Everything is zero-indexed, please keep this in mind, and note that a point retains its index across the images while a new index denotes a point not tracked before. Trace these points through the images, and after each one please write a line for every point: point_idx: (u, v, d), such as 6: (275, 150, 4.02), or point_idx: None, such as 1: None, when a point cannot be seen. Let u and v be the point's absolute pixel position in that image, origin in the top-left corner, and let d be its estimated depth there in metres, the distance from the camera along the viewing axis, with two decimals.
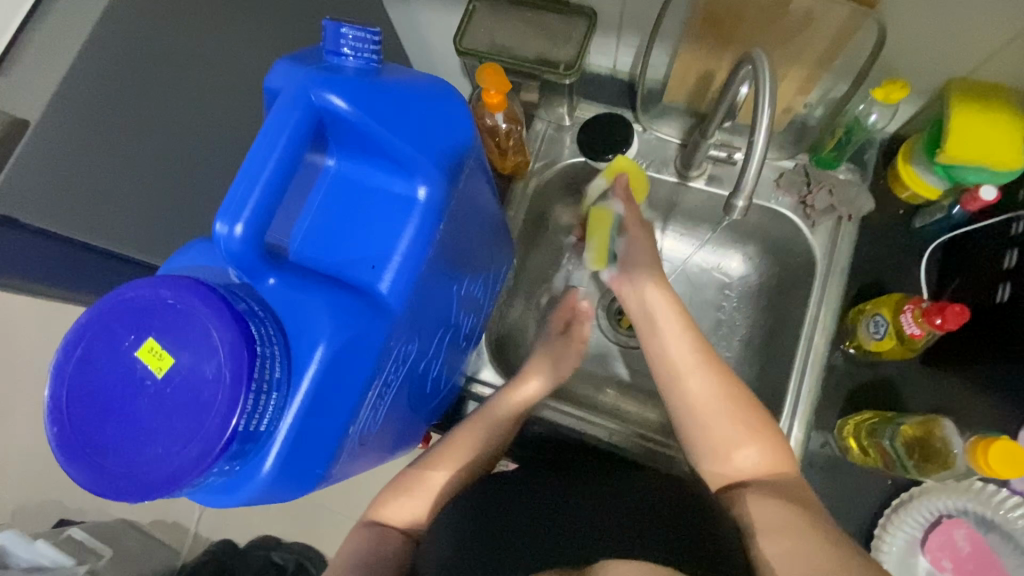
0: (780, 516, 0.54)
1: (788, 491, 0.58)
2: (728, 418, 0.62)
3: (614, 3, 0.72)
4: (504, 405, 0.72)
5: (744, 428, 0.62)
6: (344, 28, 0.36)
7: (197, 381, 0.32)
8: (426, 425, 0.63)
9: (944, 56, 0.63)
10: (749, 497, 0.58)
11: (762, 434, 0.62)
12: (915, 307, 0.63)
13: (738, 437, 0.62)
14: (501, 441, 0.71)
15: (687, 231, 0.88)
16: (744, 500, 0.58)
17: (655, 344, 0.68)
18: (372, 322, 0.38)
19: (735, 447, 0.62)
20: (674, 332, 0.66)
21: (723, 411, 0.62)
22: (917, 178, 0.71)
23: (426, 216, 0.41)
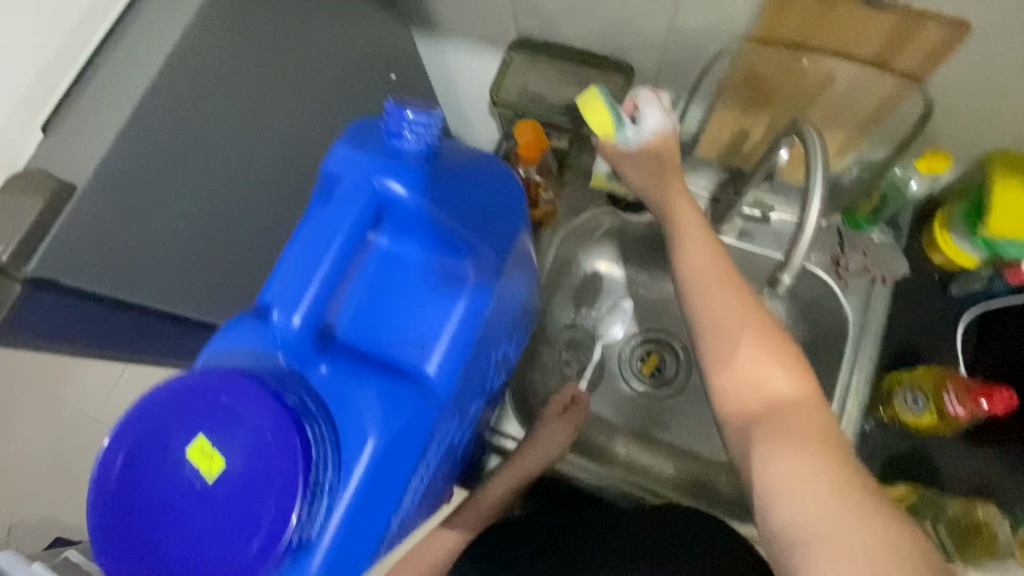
0: (797, 470, 0.44)
1: (811, 433, 0.46)
2: (751, 343, 0.51)
3: (653, 60, 0.72)
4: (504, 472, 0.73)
5: (768, 354, 0.50)
6: (407, 112, 0.36)
7: (249, 486, 0.30)
8: (453, 483, 0.62)
9: (987, 129, 0.62)
10: (765, 443, 0.47)
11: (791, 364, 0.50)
12: (959, 386, 0.63)
13: (759, 364, 0.50)
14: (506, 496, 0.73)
15: None
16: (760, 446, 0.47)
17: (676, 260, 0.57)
18: (421, 412, 0.37)
19: (759, 376, 0.50)
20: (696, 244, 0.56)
21: (746, 333, 0.51)
22: (955, 247, 0.70)
23: (477, 299, 0.40)
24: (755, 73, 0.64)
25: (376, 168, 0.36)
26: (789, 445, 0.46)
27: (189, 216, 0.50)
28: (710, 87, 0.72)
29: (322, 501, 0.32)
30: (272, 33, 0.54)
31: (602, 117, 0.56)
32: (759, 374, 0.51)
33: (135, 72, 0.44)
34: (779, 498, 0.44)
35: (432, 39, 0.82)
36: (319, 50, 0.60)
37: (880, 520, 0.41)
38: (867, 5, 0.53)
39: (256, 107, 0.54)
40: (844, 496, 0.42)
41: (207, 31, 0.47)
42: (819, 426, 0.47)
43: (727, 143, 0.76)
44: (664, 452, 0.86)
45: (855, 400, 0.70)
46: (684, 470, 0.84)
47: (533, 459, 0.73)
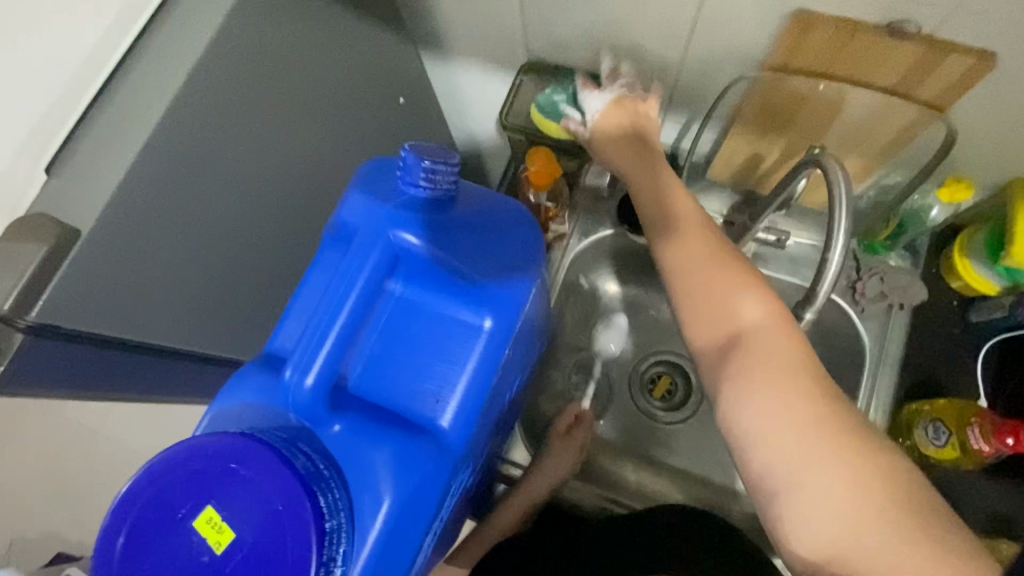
0: (775, 408, 0.46)
1: (784, 366, 0.47)
2: (721, 279, 0.53)
3: (665, 84, 0.70)
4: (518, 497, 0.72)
5: (732, 283, 0.53)
6: (424, 159, 0.35)
7: (259, 560, 0.29)
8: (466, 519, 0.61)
9: (1011, 157, 0.61)
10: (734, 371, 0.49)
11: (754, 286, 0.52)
12: (983, 423, 0.62)
13: (728, 295, 0.52)
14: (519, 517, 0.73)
15: None
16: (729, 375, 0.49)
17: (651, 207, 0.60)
18: (437, 471, 0.35)
19: (731, 306, 0.52)
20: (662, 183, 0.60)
21: (717, 272, 0.54)
22: (973, 273, 0.69)
23: (493, 350, 0.38)
24: (771, 100, 0.63)
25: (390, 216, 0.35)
26: (771, 385, 0.47)
27: (193, 252, 0.49)
28: (724, 112, 0.71)
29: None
30: (281, 63, 0.52)
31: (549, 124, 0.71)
32: (728, 308, 0.52)
33: (141, 112, 0.43)
34: (757, 432, 0.46)
35: (440, 59, 0.81)
36: (327, 76, 0.59)
37: (852, 448, 0.43)
38: (891, 36, 0.52)
39: (263, 138, 0.53)
40: (822, 432, 0.44)
41: (217, 67, 0.46)
42: (791, 354, 0.48)
43: (740, 167, 0.75)
44: (675, 478, 0.84)
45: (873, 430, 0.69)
46: (694, 497, 0.82)
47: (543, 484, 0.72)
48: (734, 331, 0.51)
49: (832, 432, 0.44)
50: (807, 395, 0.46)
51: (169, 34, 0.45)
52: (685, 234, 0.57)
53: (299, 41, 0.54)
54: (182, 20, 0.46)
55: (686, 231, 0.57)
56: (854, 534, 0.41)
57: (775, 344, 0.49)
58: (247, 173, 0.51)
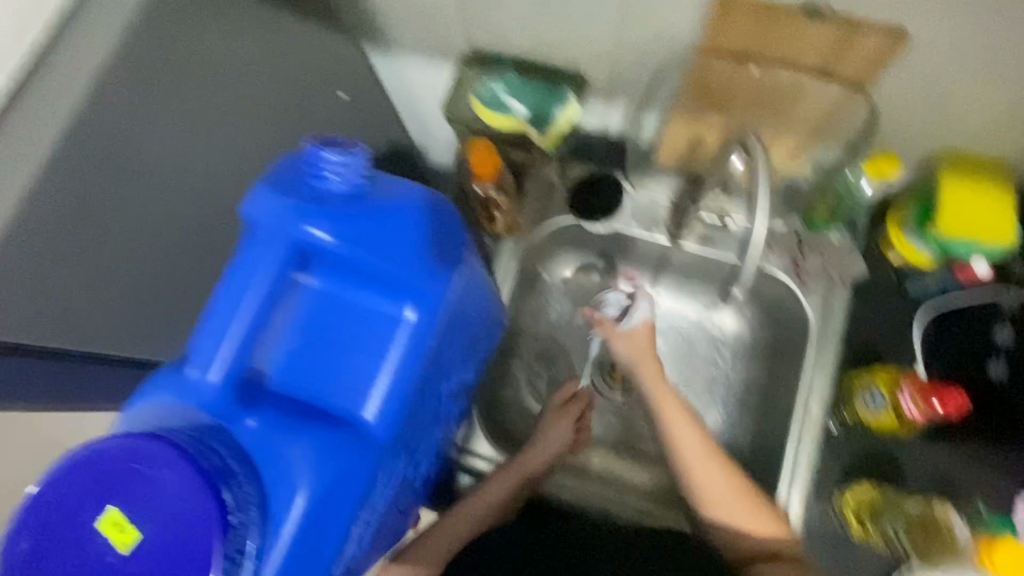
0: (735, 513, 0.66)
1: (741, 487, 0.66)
2: (683, 419, 0.69)
3: (604, 70, 0.71)
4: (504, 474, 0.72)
5: (692, 425, 0.69)
6: (325, 152, 0.35)
7: (165, 558, 0.29)
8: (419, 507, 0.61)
9: (936, 132, 0.63)
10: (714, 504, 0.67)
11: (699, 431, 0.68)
12: (913, 388, 0.64)
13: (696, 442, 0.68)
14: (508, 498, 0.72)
15: (680, 288, 0.87)
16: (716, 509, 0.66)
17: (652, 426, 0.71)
18: (358, 460, 0.36)
19: (697, 453, 0.67)
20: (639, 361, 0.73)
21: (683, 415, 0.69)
22: (907, 245, 0.71)
23: (415, 340, 0.38)
24: (706, 83, 0.64)
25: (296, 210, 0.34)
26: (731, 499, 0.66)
27: (123, 258, 0.48)
28: (663, 96, 0.71)
29: (245, 569, 0.31)
30: (209, 61, 0.51)
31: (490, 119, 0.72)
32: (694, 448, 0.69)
33: (48, 117, 0.42)
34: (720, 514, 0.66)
35: (385, 54, 0.81)
36: (261, 73, 0.58)
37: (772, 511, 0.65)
38: (811, 18, 0.53)
39: (194, 140, 0.52)
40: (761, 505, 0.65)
41: (130, 68, 0.45)
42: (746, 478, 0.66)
43: (684, 151, 0.76)
44: (635, 460, 0.85)
45: (818, 400, 0.72)
46: (657, 475, 0.84)
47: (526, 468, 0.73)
48: (716, 485, 0.66)
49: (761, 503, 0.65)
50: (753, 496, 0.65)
51: (80, 35, 0.45)
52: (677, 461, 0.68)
53: (227, 37, 0.53)
54: (93, 21, 0.45)
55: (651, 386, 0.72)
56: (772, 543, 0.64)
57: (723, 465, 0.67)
58: (177, 175, 0.51)
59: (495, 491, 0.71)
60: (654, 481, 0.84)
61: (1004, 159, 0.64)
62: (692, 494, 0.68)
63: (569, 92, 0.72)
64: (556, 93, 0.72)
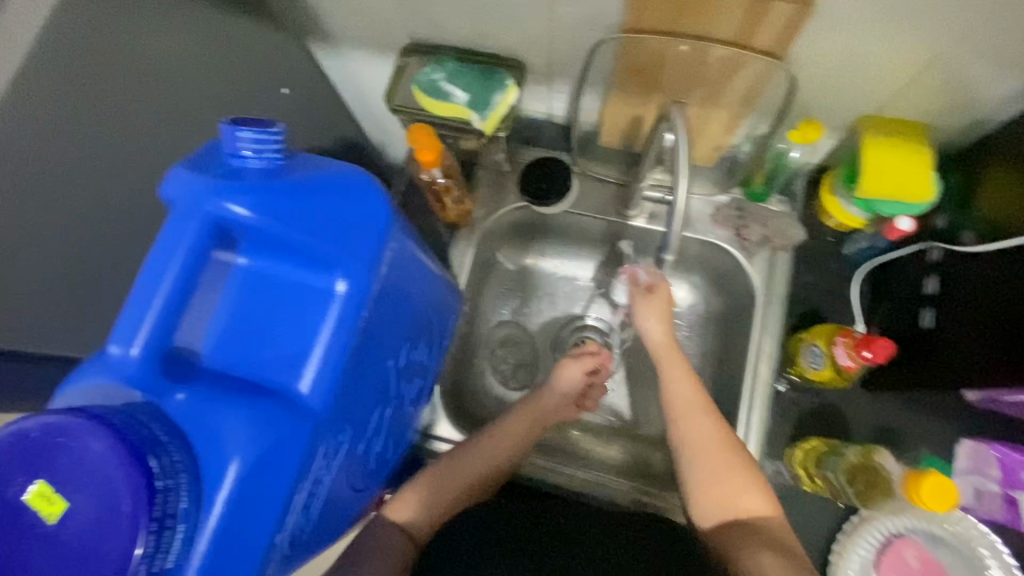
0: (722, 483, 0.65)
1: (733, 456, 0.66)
2: (688, 380, 0.72)
3: (541, 54, 0.73)
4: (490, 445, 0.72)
5: (694, 388, 0.71)
6: (240, 131, 0.36)
7: (92, 526, 0.30)
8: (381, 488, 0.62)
9: (853, 98, 0.66)
10: (704, 469, 0.66)
11: (703, 393, 0.71)
12: (846, 339, 0.65)
13: (696, 404, 0.70)
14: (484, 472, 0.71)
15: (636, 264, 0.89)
16: (705, 475, 0.66)
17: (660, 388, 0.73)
18: (291, 429, 0.37)
19: (694, 413, 0.69)
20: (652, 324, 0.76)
21: (686, 375, 0.72)
22: (840, 209, 0.74)
23: (347, 310, 0.39)
24: (636, 61, 0.66)
25: (210, 188, 0.35)
26: (720, 464, 0.66)
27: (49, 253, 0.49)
28: (600, 77, 0.73)
29: (176, 534, 0.32)
30: (128, 59, 0.52)
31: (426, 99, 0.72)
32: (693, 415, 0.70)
33: None
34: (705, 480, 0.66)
35: (329, 51, 0.82)
36: (191, 69, 0.59)
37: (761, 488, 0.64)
38: None
39: (111, 135, 0.52)
40: (752, 476, 0.65)
41: (45, 66, 0.45)
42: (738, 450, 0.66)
43: (626, 130, 0.78)
44: (602, 435, 0.87)
45: (767, 361, 0.75)
46: (623, 448, 0.86)
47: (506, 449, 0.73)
48: (708, 447, 0.67)
49: (747, 474, 0.65)
50: (740, 466, 0.65)
51: None
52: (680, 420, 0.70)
53: (149, 35, 0.53)
54: None
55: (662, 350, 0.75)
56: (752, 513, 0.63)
57: (716, 430, 0.67)
58: (90, 165, 0.52)
59: (496, 440, 0.73)
60: (621, 455, 0.86)
61: (923, 120, 0.67)
62: (683, 452, 0.68)
63: (507, 78, 0.71)
64: (495, 80, 0.72)
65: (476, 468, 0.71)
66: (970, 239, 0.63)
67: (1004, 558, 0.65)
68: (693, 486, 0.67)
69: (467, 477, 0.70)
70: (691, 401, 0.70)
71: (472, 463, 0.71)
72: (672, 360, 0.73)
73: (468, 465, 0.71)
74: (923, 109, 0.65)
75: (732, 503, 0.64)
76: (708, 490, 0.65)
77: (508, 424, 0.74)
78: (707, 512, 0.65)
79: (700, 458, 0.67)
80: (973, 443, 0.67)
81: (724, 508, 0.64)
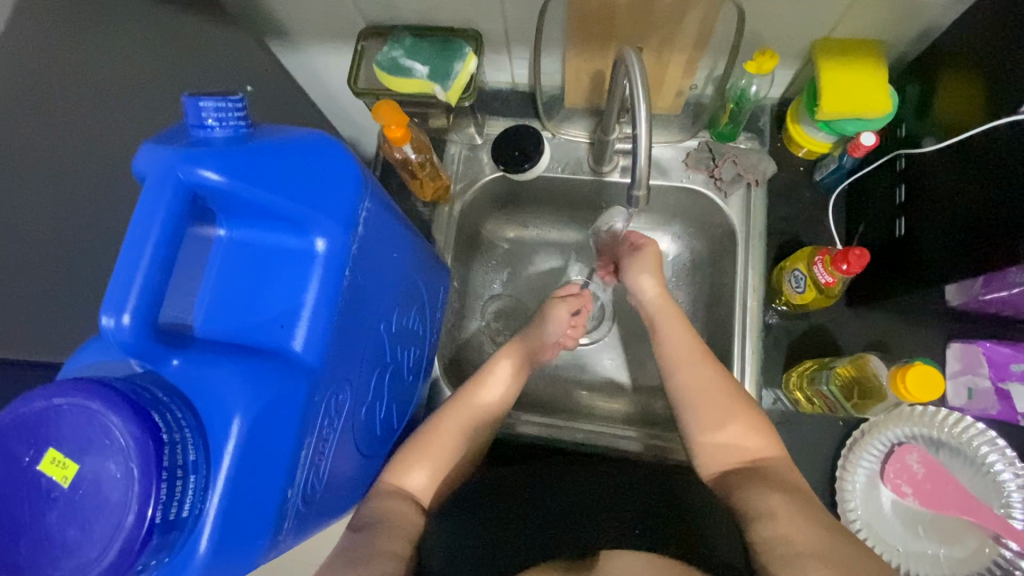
0: (729, 429, 0.66)
1: (731, 400, 0.67)
2: (681, 328, 0.74)
3: (495, 21, 0.73)
4: (477, 393, 0.73)
5: (687, 334, 0.73)
6: (202, 101, 0.37)
7: (105, 483, 0.31)
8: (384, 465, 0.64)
9: (804, 24, 0.67)
10: (707, 417, 0.67)
11: (699, 344, 0.72)
12: (823, 258, 0.67)
13: (690, 351, 0.71)
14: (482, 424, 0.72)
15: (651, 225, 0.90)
16: (705, 422, 0.67)
17: (656, 340, 0.75)
18: (290, 383, 0.38)
19: (687, 359, 0.71)
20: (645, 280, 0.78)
21: (677, 323, 0.74)
22: (807, 136, 0.76)
23: (331, 267, 0.41)
24: (587, 13, 0.67)
25: (179, 158, 0.36)
26: (717, 406, 0.67)
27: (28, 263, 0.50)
28: (556, 37, 0.74)
29: (188, 485, 0.33)
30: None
31: (388, 79, 0.73)
32: (688, 364, 0.70)
33: None
34: (703, 424, 0.67)
35: (290, 47, 0.83)
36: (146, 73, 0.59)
37: (761, 431, 0.65)
38: None
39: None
40: (753, 415, 0.66)
41: None
42: (733, 394, 0.67)
43: (589, 87, 0.79)
44: (605, 391, 0.88)
45: (754, 294, 0.76)
46: (628, 402, 0.87)
47: (491, 400, 0.73)
48: (702, 390, 0.68)
49: (744, 417, 0.66)
50: (738, 407, 0.66)
51: None
52: (677, 367, 0.71)
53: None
54: None
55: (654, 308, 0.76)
56: (754, 453, 0.64)
57: (710, 374, 0.69)
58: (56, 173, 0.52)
59: (489, 389, 0.73)
60: (626, 407, 0.87)
61: (874, 37, 0.68)
62: (678, 396, 0.70)
63: (464, 47, 0.73)
64: (452, 51, 0.73)
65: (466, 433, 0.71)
66: (932, 143, 0.65)
67: (1005, 452, 0.67)
68: (692, 432, 0.68)
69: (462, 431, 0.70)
70: (686, 346, 0.72)
71: (466, 417, 0.71)
72: (666, 316, 0.75)
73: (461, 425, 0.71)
74: (873, 24, 0.66)
75: (730, 444, 0.65)
76: (707, 436, 0.66)
77: (489, 378, 0.74)
78: (711, 458, 0.66)
79: (696, 402, 0.68)
80: (962, 344, 0.70)
81: (726, 450, 0.65)
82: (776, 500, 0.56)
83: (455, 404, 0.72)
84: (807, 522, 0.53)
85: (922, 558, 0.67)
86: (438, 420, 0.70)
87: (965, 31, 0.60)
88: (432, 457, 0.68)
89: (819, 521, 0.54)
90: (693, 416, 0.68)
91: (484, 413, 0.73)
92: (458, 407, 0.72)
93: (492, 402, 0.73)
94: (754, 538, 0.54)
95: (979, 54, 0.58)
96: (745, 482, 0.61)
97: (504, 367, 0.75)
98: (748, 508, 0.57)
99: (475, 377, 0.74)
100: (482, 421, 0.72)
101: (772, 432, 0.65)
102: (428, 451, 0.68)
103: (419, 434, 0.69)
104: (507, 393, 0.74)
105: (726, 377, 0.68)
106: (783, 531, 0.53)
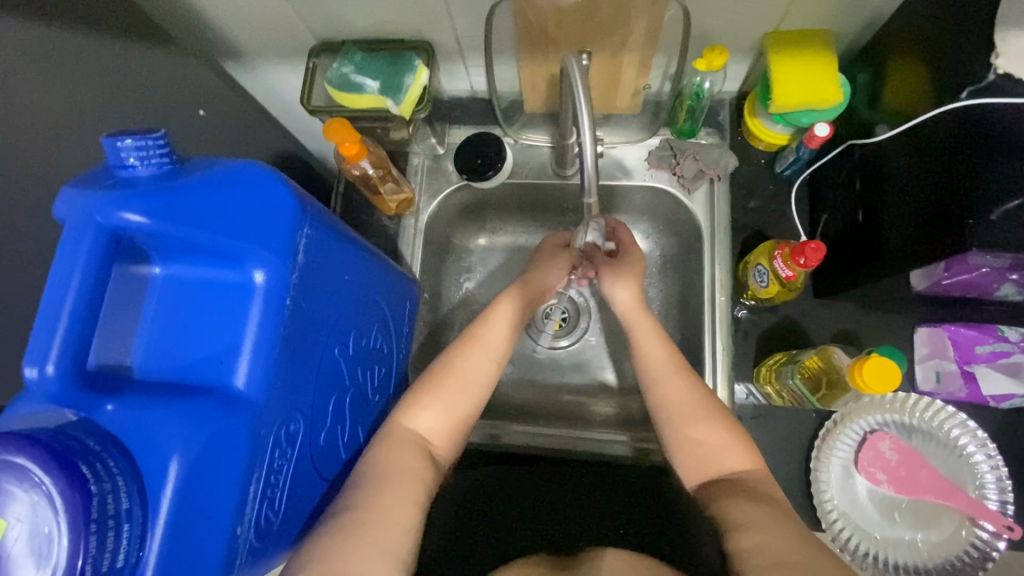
0: (708, 438, 0.65)
1: (705, 412, 0.67)
2: (653, 335, 0.73)
3: (446, 31, 0.73)
4: (481, 332, 0.68)
5: (661, 345, 0.72)
6: (120, 141, 0.38)
7: (36, 537, 0.32)
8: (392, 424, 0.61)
9: (752, 18, 0.67)
10: (684, 425, 0.67)
11: (673, 356, 0.71)
12: (783, 252, 0.67)
13: (664, 361, 0.71)
14: (493, 364, 0.67)
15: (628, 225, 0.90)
16: (683, 430, 0.67)
17: (634, 347, 0.74)
18: (230, 422, 0.39)
19: (662, 368, 0.71)
20: (619, 286, 0.75)
21: (649, 326, 0.74)
22: (765, 129, 0.75)
23: (271, 297, 0.41)
24: (534, 20, 0.66)
25: (100, 204, 0.37)
26: (695, 418, 0.67)
27: None
28: (507, 45, 0.73)
29: (124, 534, 0.34)
30: (45, 106, 0.51)
31: (341, 96, 0.73)
32: (665, 375, 0.70)
33: None
34: (679, 435, 0.67)
35: (245, 67, 0.82)
36: None
37: (737, 442, 0.65)
38: None
39: (45, 184, 0.52)
40: (731, 426, 0.66)
41: None
42: (706, 406, 0.67)
43: (547, 92, 0.78)
44: (583, 395, 0.88)
45: (722, 290, 0.77)
46: (606, 404, 0.87)
47: (499, 338, 0.69)
48: (681, 401, 0.68)
49: (720, 426, 0.66)
50: (713, 418, 0.66)
51: None
52: (655, 377, 0.71)
53: (62, 76, 0.52)
54: None
55: (630, 316, 0.75)
56: (730, 463, 0.64)
57: (683, 386, 0.69)
58: None
59: (492, 329, 0.69)
60: (604, 409, 0.87)
61: (824, 27, 0.68)
62: (657, 406, 0.69)
63: (414, 59, 0.72)
64: (402, 63, 0.72)
65: (477, 371, 0.66)
66: (884, 131, 0.65)
67: (976, 434, 0.67)
68: (670, 439, 0.68)
69: (470, 371, 0.66)
70: (662, 361, 0.71)
71: (474, 354, 0.67)
72: (643, 328, 0.74)
73: (467, 363, 0.66)
74: (820, 15, 0.66)
75: (706, 453, 0.65)
76: (684, 441, 0.66)
77: (490, 316, 0.70)
78: (689, 466, 0.66)
79: (671, 413, 0.68)
80: (929, 329, 0.71)
81: (705, 459, 0.65)
82: (754, 511, 0.57)
83: (464, 341, 0.68)
84: (784, 531, 0.54)
85: (900, 545, 0.67)
86: (447, 358, 0.66)
87: (907, 18, 0.60)
88: (441, 401, 0.63)
89: (796, 532, 0.54)
90: (672, 425, 0.68)
91: (492, 353, 0.68)
92: (465, 345, 0.67)
93: (500, 340, 0.68)
94: (732, 549, 0.54)
95: (920, 41, 0.57)
96: (725, 495, 0.61)
97: (505, 307, 0.70)
98: (726, 518, 0.58)
99: (478, 317, 0.69)
100: (491, 361, 0.67)
101: (748, 442, 0.65)
102: (436, 395, 0.64)
103: (427, 371, 0.65)
104: (508, 334, 0.69)
105: (708, 395, 0.68)
106: (761, 540, 0.53)
